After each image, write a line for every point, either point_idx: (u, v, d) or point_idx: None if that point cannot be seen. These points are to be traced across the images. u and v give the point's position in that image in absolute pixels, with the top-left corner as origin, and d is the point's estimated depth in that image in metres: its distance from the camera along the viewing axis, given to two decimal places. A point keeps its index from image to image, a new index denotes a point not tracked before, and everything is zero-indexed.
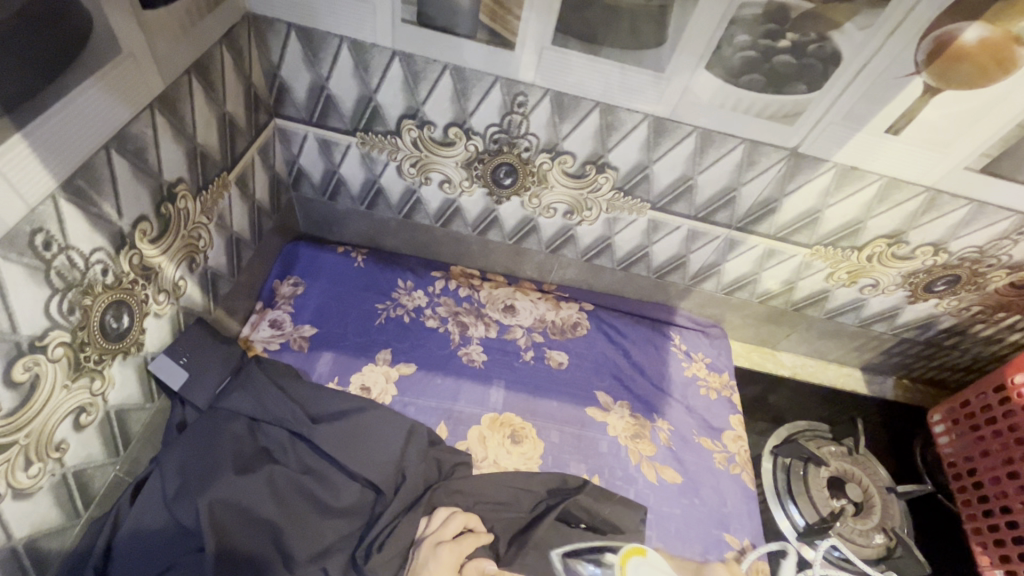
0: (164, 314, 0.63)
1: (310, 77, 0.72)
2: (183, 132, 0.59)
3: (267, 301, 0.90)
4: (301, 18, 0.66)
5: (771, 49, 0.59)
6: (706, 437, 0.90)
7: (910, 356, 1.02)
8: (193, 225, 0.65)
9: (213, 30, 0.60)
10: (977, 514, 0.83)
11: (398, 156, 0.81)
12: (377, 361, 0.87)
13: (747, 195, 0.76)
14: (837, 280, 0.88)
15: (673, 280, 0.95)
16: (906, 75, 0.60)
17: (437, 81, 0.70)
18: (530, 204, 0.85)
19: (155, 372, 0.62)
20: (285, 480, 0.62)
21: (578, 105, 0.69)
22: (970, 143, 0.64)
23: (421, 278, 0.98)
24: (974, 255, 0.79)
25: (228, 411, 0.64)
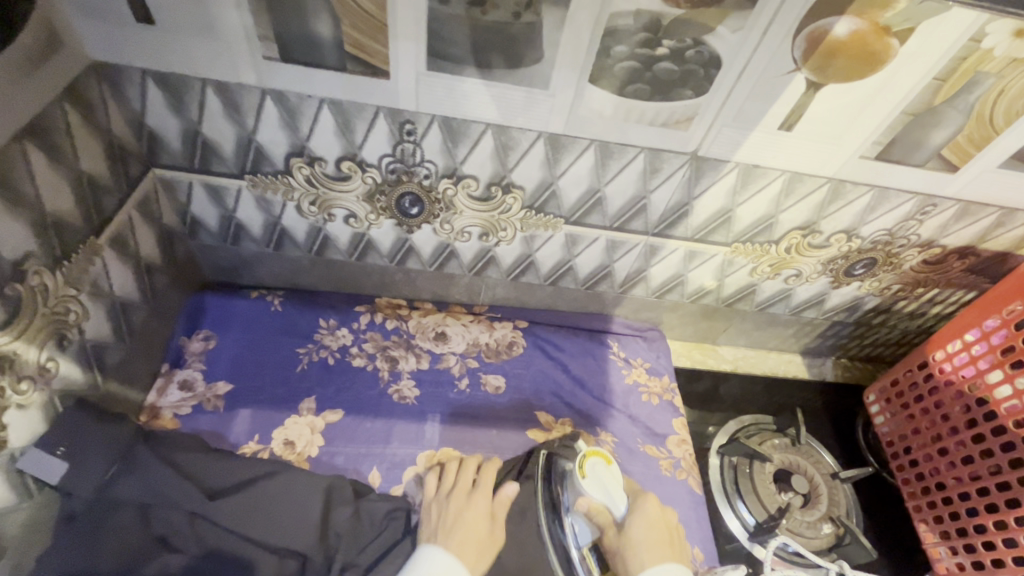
0: (31, 403, 0.57)
1: (180, 123, 0.67)
2: (23, 203, 0.53)
3: (174, 362, 0.83)
4: (156, 62, 0.61)
5: (651, 57, 0.58)
6: (650, 445, 0.88)
7: (844, 337, 1.02)
8: (58, 300, 0.59)
9: (49, 86, 0.55)
10: (916, 493, 0.82)
11: (294, 195, 0.76)
12: (301, 412, 0.82)
13: (657, 202, 0.75)
14: (761, 274, 0.88)
15: (603, 289, 0.94)
16: (787, 72, 0.58)
17: (317, 115, 0.65)
18: (442, 230, 0.81)
19: (25, 469, 0.57)
20: (186, 567, 0.57)
21: (468, 128, 0.66)
22: (860, 133, 0.64)
23: (344, 315, 0.93)
24: (885, 238, 0.80)
25: (118, 500, 0.59)
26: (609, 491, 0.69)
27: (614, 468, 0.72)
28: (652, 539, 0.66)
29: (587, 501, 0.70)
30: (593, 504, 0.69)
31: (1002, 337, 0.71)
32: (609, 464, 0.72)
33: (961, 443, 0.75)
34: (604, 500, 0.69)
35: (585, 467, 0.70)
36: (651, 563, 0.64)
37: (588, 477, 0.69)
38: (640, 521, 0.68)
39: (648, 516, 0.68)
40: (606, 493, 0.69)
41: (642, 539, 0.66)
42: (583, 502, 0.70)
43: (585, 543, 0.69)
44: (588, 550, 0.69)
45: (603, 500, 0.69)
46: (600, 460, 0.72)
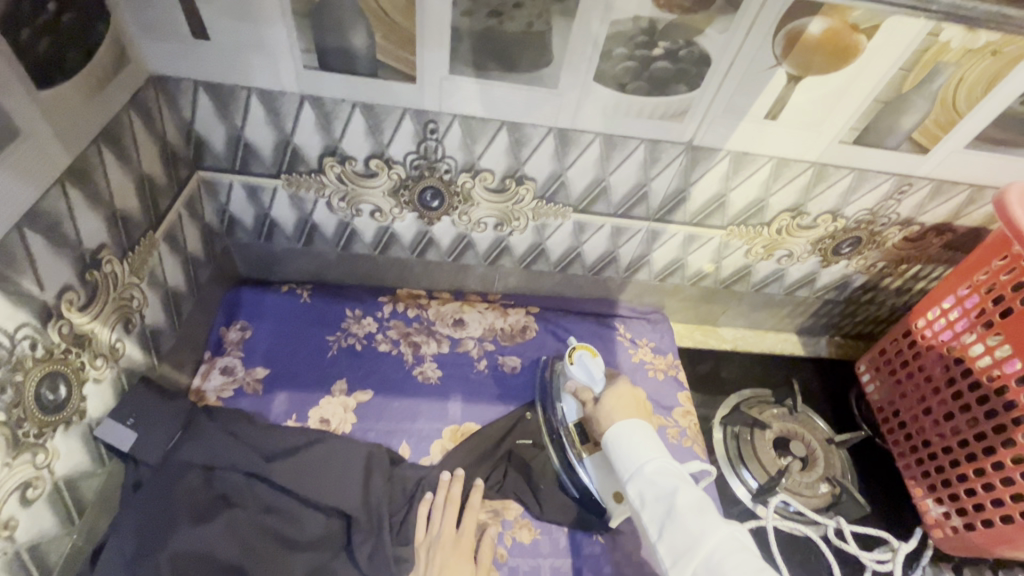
0: (105, 379, 0.64)
1: (225, 128, 0.75)
2: (99, 200, 0.60)
3: (215, 350, 0.90)
4: (207, 75, 0.68)
5: (648, 57, 0.65)
6: (657, 417, 0.94)
7: (836, 315, 1.09)
8: (124, 287, 0.66)
9: (119, 96, 0.62)
10: (906, 451, 0.90)
11: (325, 192, 0.83)
12: (333, 393, 0.89)
13: (657, 189, 0.82)
14: (755, 255, 0.95)
15: (609, 275, 1.00)
16: (770, 67, 0.66)
17: (350, 118, 0.73)
18: (460, 222, 0.89)
19: (102, 437, 0.63)
20: (246, 522, 0.63)
21: (485, 126, 0.74)
22: (838, 120, 0.71)
23: (369, 305, 0.99)
24: (868, 217, 0.87)
25: (182, 464, 0.65)
26: (591, 372, 0.76)
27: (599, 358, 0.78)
28: (623, 408, 0.70)
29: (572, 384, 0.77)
30: (578, 385, 0.76)
31: (974, 301, 0.78)
32: (594, 356, 0.78)
33: (943, 401, 0.82)
34: (588, 382, 0.76)
35: (572, 355, 0.78)
36: (620, 421, 0.68)
37: (574, 362, 0.77)
38: (612, 395, 0.73)
39: (619, 392, 0.72)
40: (589, 375, 0.75)
41: (610, 407, 0.71)
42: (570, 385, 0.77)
43: (571, 419, 0.78)
44: (574, 425, 0.77)
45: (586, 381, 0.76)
46: (587, 352, 0.79)
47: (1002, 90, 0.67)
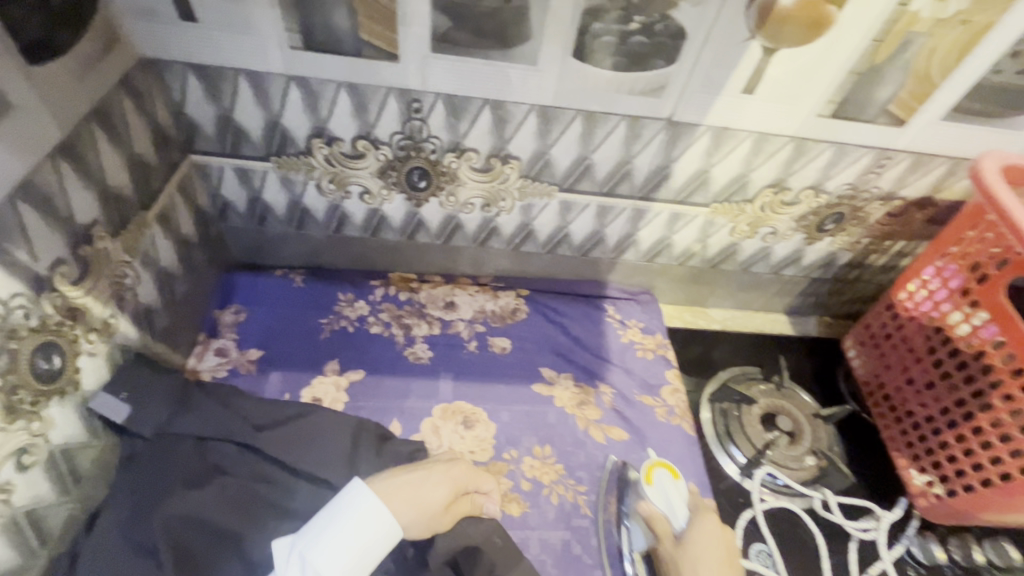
0: (99, 352, 0.66)
1: (215, 110, 0.76)
2: (91, 177, 0.62)
3: (210, 332, 0.92)
4: (196, 58, 0.70)
5: (625, 32, 0.66)
6: (646, 395, 0.96)
7: (823, 294, 1.11)
8: (117, 265, 0.68)
9: (108, 77, 0.64)
10: (890, 424, 0.91)
11: (315, 174, 0.85)
12: (326, 372, 0.91)
13: (640, 165, 0.83)
14: (741, 233, 0.96)
15: (597, 255, 1.02)
16: (744, 40, 0.67)
17: (336, 99, 0.74)
18: (448, 203, 0.90)
19: (96, 409, 0.65)
20: (237, 488, 0.65)
21: (469, 104, 0.75)
22: (814, 92, 0.73)
23: (361, 288, 1.01)
24: (849, 192, 0.88)
25: (176, 434, 0.67)
26: (670, 502, 0.79)
27: (681, 485, 0.81)
28: (711, 558, 0.70)
29: (650, 508, 0.78)
30: (655, 511, 0.77)
31: (952, 271, 0.79)
32: (674, 480, 0.82)
33: (924, 371, 0.84)
34: (666, 510, 0.78)
35: (651, 476, 0.82)
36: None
37: (653, 485, 0.81)
38: (694, 531, 0.73)
39: (700, 531, 0.73)
40: (669, 503, 0.79)
41: (695, 550, 0.71)
42: (646, 508, 0.78)
43: (638, 548, 0.77)
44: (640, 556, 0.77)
45: (664, 507, 0.79)
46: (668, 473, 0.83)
47: (976, 58, 0.68)
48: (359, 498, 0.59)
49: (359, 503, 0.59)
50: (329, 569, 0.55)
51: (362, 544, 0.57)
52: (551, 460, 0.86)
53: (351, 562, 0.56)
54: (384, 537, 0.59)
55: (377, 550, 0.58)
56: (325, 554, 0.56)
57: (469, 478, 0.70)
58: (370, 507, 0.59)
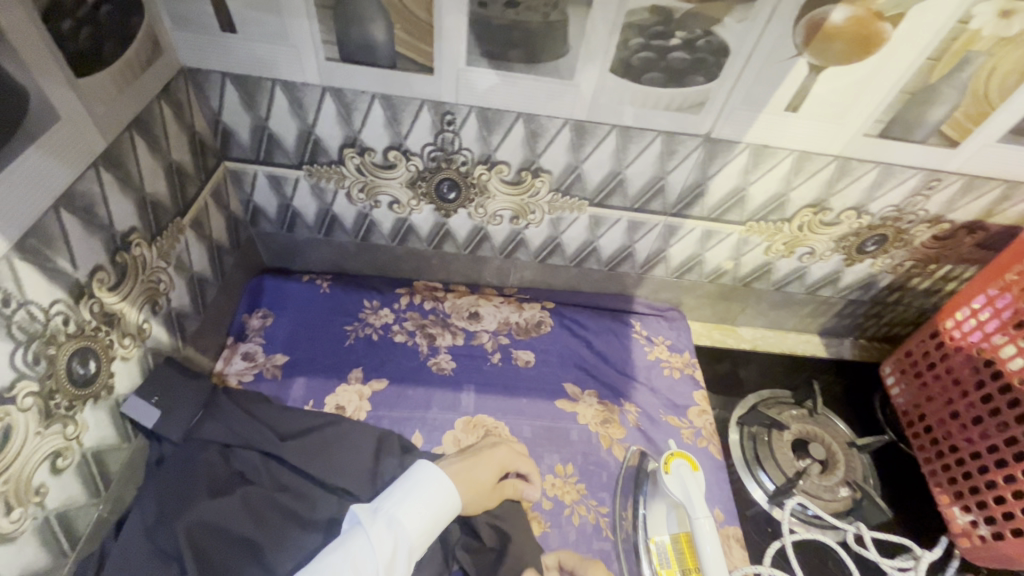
0: (132, 357, 0.67)
1: (250, 119, 0.77)
2: (131, 185, 0.63)
3: (237, 335, 0.93)
4: (234, 68, 0.71)
5: (665, 48, 0.65)
6: (672, 415, 0.93)
7: (860, 316, 1.06)
8: (152, 270, 0.69)
9: (151, 86, 0.65)
10: (931, 457, 0.87)
11: (345, 183, 0.85)
12: (350, 380, 0.91)
13: (674, 181, 0.81)
14: (776, 252, 0.93)
15: (625, 270, 1.00)
16: (790, 56, 0.65)
17: (369, 110, 0.74)
18: (477, 215, 0.90)
19: (128, 413, 0.66)
20: (261, 498, 0.65)
21: (502, 118, 0.74)
22: (861, 111, 0.70)
23: (386, 296, 1.01)
24: (894, 214, 0.84)
25: (203, 440, 0.68)
26: (689, 492, 0.72)
27: (700, 477, 0.74)
28: None
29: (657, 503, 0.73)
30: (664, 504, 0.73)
31: (1007, 301, 0.76)
32: (694, 471, 0.75)
33: (971, 404, 0.80)
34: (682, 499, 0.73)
35: (669, 464, 0.76)
36: None
37: (671, 474, 0.75)
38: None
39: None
40: (685, 492, 0.73)
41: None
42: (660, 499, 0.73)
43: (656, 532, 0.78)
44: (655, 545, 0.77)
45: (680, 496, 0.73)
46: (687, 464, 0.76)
47: None
48: (433, 475, 0.68)
49: (432, 477, 0.67)
50: (407, 525, 0.62)
51: (436, 510, 0.65)
52: (572, 479, 0.85)
53: (428, 524, 0.64)
54: (447, 512, 0.66)
55: (445, 516, 0.66)
56: (408, 515, 0.63)
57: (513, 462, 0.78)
58: (443, 481, 0.67)
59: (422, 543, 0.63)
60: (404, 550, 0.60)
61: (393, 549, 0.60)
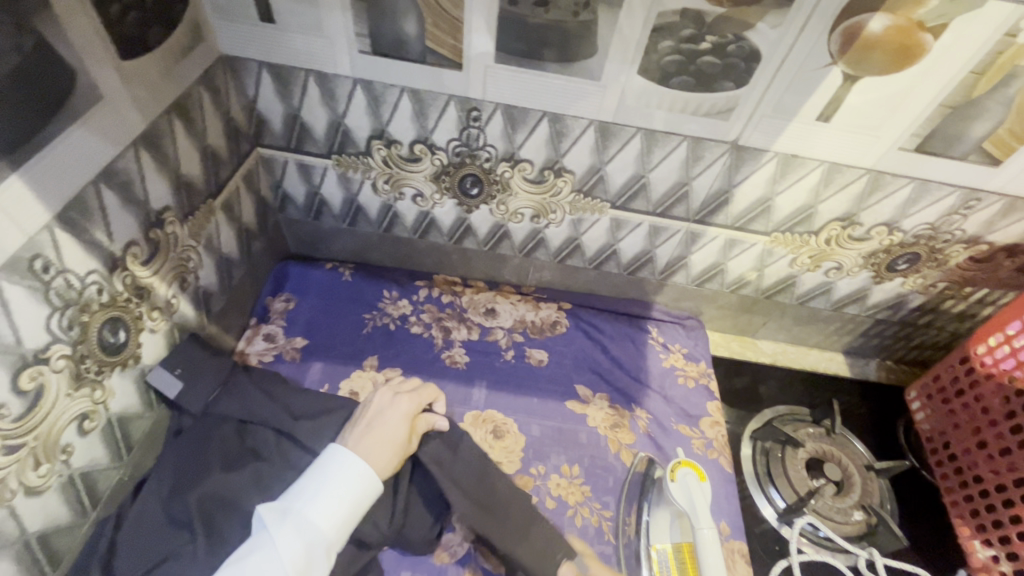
0: (159, 330, 0.70)
1: (284, 108, 0.79)
2: (167, 165, 0.66)
3: (261, 317, 0.96)
4: (270, 57, 0.73)
5: (694, 52, 0.64)
6: (684, 424, 0.92)
7: (888, 337, 1.03)
8: (182, 248, 0.72)
9: (190, 72, 0.68)
10: (954, 488, 0.85)
11: (371, 174, 0.87)
12: (365, 367, 0.92)
13: (699, 188, 0.80)
14: (801, 265, 0.91)
15: (644, 275, 1.00)
16: (824, 65, 0.63)
17: (397, 103, 0.76)
18: (498, 211, 0.90)
19: (152, 383, 0.69)
20: (272, 475, 0.67)
21: (527, 115, 0.75)
22: (897, 125, 0.68)
23: (405, 288, 1.03)
24: (928, 232, 0.81)
25: (221, 415, 0.70)
26: (694, 502, 0.72)
27: (706, 488, 0.74)
28: None
29: None
30: None
31: None
32: (700, 480, 0.74)
33: (999, 435, 0.78)
34: (686, 508, 0.72)
35: (675, 472, 0.75)
36: None
37: (677, 482, 0.74)
38: None
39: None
40: (689, 501, 0.72)
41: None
42: None
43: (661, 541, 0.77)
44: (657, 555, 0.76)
45: (684, 506, 0.72)
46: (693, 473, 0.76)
47: None
48: (352, 467, 0.62)
49: (353, 471, 0.62)
50: (321, 523, 0.58)
51: (351, 500, 0.61)
52: (578, 481, 0.84)
53: (342, 514, 0.60)
54: (365, 501, 0.62)
55: (364, 499, 0.62)
56: (320, 512, 0.59)
57: (421, 400, 0.73)
58: (363, 471, 0.62)
59: (341, 536, 0.60)
60: (320, 551, 0.57)
61: (304, 553, 0.56)
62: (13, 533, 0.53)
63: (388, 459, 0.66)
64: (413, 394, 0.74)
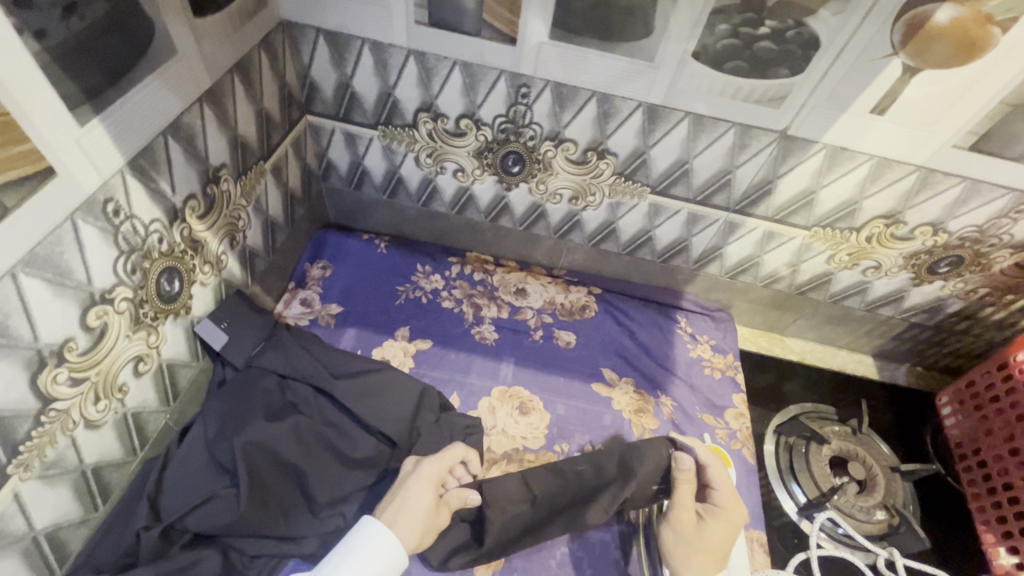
0: (209, 284, 0.73)
1: (336, 76, 0.81)
2: (226, 123, 0.68)
3: (299, 282, 0.98)
4: (328, 24, 0.75)
5: (752, 36, 0.64)
6: (708, 414, 0.93)
7: (921, 342, 1.02)
8: (234, 206, 0.74)
9: (253, 35, 0.69)
10: (981, 493, 0.85)
11: (415, 147, 0.88)
12: (397, 336, 0.94)
13: (742, 177, 0.80)
14: (839, 263, 0.91)
15: (677, 264, 1.00)
16: (884, 56, 0.63)
17: (448, 76, 0.77)
18: (537, 191, 0.91)
19: (200, 334, 0.72)
20: (309, 429, 0.69)
21: (576, 95, 0.75)
22: (953, 121, 0.67)
23: (439, 263, 1.04)
24: (974, 235, 0.80)
25: (263, 368, 0.73)
26: None
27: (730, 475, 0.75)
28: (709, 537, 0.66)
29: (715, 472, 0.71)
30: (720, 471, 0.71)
31: None
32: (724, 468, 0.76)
33: None
34: None
35: None
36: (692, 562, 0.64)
37: None
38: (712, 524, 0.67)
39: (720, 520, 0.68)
40: None
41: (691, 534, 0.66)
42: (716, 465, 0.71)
43: None
44: None
45: None
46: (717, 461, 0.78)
47: None
48: (371, 532, 0.56)
49: (373, 534, 0.56)
50: None
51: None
52: None
53: None
54: (391, 572, 0.56)
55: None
56: None
57: (445, 466, 0.67)
58: (384, 536, 0.56)
59: None
60: None
61: None
62: (73, 462, 0.56)
63: (413, 527, 0.59)
64: (438, 459, 0.67)
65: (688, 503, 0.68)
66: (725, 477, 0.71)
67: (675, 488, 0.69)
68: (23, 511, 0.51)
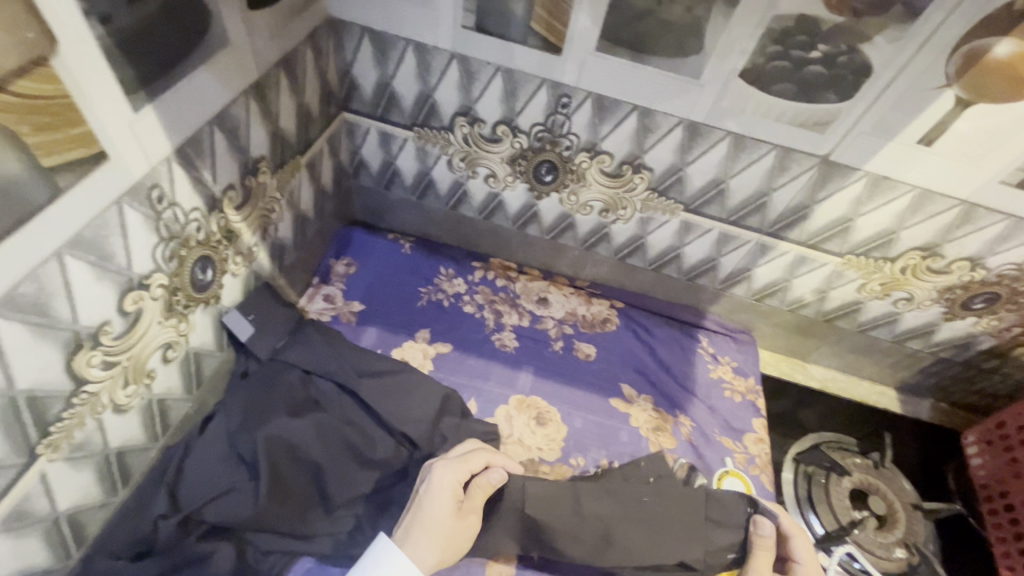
0: (239, 274, 0.73)
1: (377, 75, 0.81)
2: (269, 116, 0.68)
3: (322, 277, 0.98)
4: (374, 24, 0.75)
5: (803, 59, 0.63)
6: (728, 437, 0.91)
7: (947, 377, 1.00)
8: (269, 199, 0.75)
9: (300, 31, 0.70)
10: (1007, 538, 0.83)
11: (449, 150, 0.88)
12: (417, 338, 0.93)
13: (778, 200, 0.79)
14: (869, 292, 0.89)
15: (703, 283, 0.99)
16: (937, 87, 0.62)
17: (489, 81, 0.77)
18: (568, 201, 0.90)
19: (227, 324, 0.72)
20: (331, 426, 0.69)
21: (617, 107, 0.75)
22: (1003, 156, 0.65)
23: (462, 267, 1.04)
24: (1013, 272, 0.79)
25: (287, 362, 0.73)
26: None
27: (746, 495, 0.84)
28: None
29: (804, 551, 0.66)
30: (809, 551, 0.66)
31: None
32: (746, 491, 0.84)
33: None
34: None
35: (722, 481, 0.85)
36: None
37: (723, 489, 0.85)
38: None
39: None
40: None
41: None
42: (804, 546, 0.66)
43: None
44: None
45: None
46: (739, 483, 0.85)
47: None
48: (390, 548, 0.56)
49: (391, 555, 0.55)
50: None
51: None
52: None
53: None
54: None
55: None
56: None
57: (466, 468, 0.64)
58: (403, 556, 0.55)
59: None
60: None
61: None
62: (98, 444, 0.56)
63: (436, 542, 0.58)
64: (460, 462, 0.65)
65: (766, 571, 0.65)
66: (811, 554, 0.66)
67: (753, 551, 0.66)
68: (48, 492, 0.51)
